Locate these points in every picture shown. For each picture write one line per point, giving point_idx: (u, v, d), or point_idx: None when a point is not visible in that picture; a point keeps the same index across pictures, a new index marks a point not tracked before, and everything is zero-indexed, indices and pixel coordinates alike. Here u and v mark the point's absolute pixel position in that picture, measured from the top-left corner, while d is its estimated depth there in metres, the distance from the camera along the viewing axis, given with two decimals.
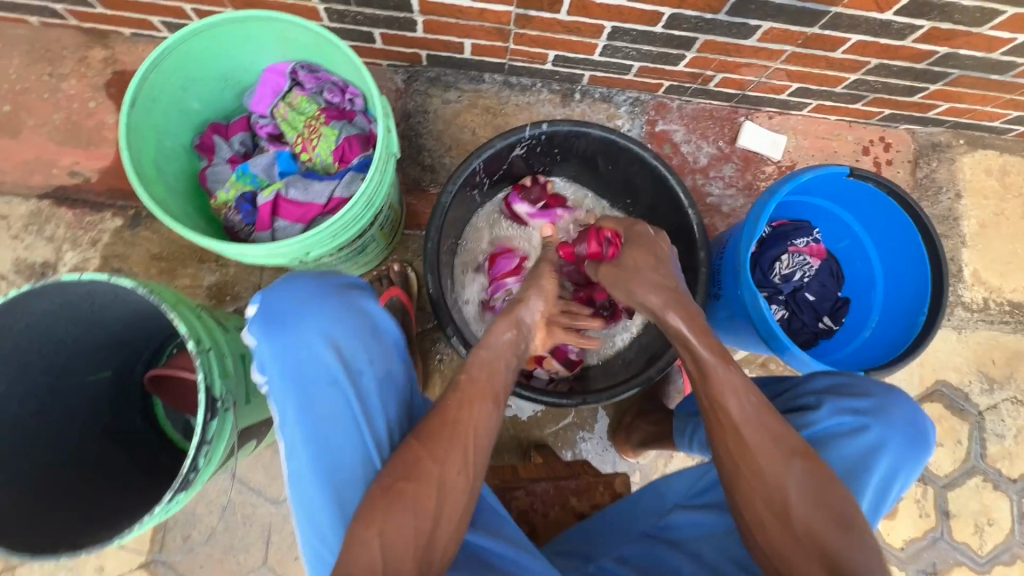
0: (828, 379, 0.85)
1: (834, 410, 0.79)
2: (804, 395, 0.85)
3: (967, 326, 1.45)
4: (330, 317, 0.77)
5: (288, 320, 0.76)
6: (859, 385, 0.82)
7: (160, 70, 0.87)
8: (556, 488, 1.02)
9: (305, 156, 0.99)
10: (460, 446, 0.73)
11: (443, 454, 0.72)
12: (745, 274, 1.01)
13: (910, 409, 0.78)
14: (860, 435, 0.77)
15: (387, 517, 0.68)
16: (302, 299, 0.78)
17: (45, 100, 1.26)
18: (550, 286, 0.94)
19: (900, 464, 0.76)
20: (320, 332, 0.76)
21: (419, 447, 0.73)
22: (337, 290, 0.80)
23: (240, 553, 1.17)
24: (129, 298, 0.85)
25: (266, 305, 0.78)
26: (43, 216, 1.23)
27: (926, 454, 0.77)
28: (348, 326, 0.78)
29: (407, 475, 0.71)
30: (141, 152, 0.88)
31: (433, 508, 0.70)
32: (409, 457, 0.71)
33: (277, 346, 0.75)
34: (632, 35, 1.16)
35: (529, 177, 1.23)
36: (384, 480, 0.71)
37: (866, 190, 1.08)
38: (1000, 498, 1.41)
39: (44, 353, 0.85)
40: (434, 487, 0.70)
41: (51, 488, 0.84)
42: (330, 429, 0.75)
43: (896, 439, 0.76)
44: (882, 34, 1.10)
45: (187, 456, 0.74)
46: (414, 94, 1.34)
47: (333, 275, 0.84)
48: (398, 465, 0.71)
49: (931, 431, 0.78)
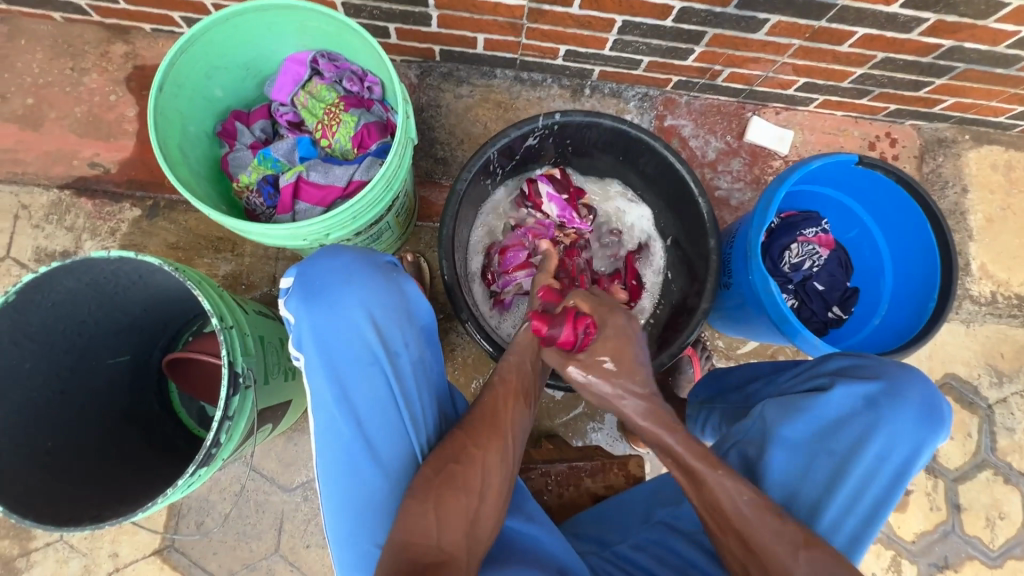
0: (844, 360, 0.86)
1: (848, 391, 0.80)
2: (819, 375, 0.86)
3: (975, 320, 1.45)
4: (367, 296, 0.78)
5: (320, 295, 0.77)
6: (875, 367, 0.82)
7: (187, 56, 0.90)
8: (570, 468, 1.05)
9: (325, 142, 1.02)
10: (501, 439, 0.76)
11: (489, 442, 0.75)
12: (756, 260, 1.02)
13: (928, 389, 0.78)
14: (873, 416, 0.78)
15: (439, 495, 0.70)
16: (335, 275, 0.78)
17: (67, 94, 1.28)
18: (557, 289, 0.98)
19: (917, 445, 0.76)
20: (357, 310, 0.77)
21: (466, 436, 0.75)
22: (373, 267, 0.81)
23: (253, 540, 1.18)
24: (152, 278, 0.87)
25: (299, 280, 0.79)
26: (63, 206, 1.26)
27: (943, 436, 0.77)
28: (388, 307, 0.79)
29: (457, 458, 0.73)
30: (168, 135, 0.91)
31: (479, 490, 0.72)
32: (457, 444, 0.74)
33: (311, 321, 0.76)
34: (642, 30, 1.19)
35: (557, 168, 1.26)
36: (433, 461, 0.73)
37: (875, 178, 1.09)
38: (1011, 491, 1.40)
39: (67, 333, 0.86)
40: (481, 472, 0.73)
41: (73, 466, 0.85)
42: (368, 407, 0.76)
43: (913, 419, 0.76)
44: (888, 27, 1.12)
45: (210, 429, 0.75)
46: (427, 89, 1.37)
47: (372, 253, 0.85)
48: (446, 452, 0.74)
49: (948, 413, 0.78)
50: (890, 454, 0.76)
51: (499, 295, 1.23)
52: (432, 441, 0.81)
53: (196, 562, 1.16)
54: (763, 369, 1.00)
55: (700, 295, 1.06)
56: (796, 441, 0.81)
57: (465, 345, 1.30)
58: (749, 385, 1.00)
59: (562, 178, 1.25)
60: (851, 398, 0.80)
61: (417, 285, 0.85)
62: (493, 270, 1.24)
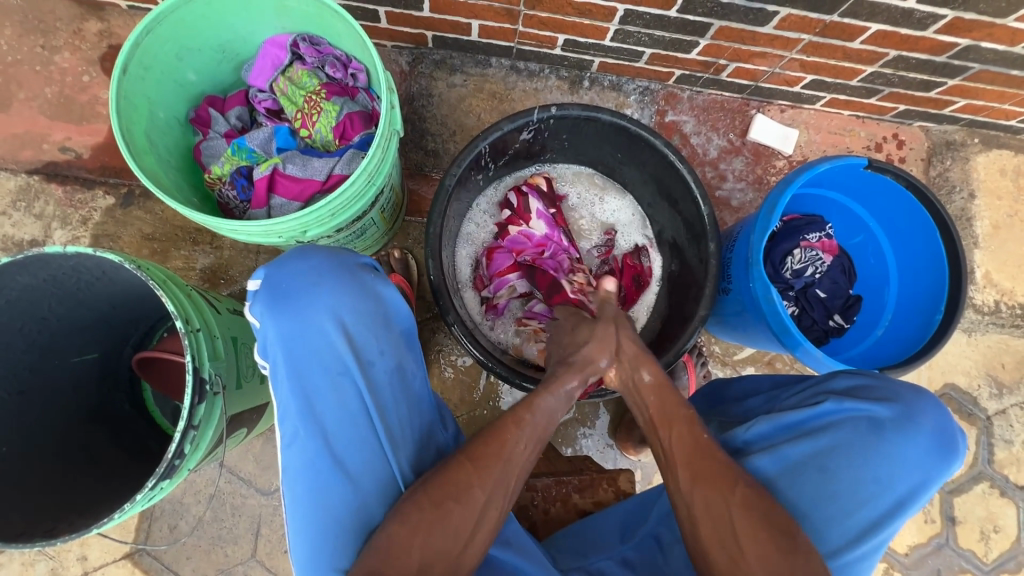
0: (852, 380, 0.82)
1: (851, 410, 0.77)
2: (820, 393, 0.82)
3: (977, 329, 1.42)
4: (342, 302, 0.73)
5: (292, 299, 0.72)
6: (887, 387, 0.78)
7: (154, 35, 0.83)
8: (557, 484, 0.99)
9: (305, 132, 0.96)
10: (505, 477, 0.72)
11: (490, 480, 0.71)
12: (757, 267, 0.97)
13: (940, 416, 0.74)
14: (879, 441, 0.73)
15: (430, 528, 0.67)
16: (306, 278, 0.73)
17: (37, 73, 1.21)
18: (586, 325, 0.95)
19: (924, 476, 0.72)
20: (330, 317, 0.72)
21: (472, 469, 0.70)
22: (349, 272, 0.76)
23: (229, 545, 1.14)
24: (116, 274, 0.81)
25: (267, 282, 0.74)
26: (33, 192, 1.19)
27: (955, 467, 0.73)
28: (363, 313, 0.74)
29: (457, 496, 0.69)
30: (132, 121, 0.85)
31: (469, 528, 0.69)
32: (462, 479, 0.69)
33: (280, 327, 0.71)
34: (645, 20, 1.13)
35: (541, 177, 1.21)
36: (431, 490, 0.68)
37: (883, 183, 1.04)
38: (1006, 504, 1.38)
39: (26, 331, 0.81)
40: (478, 509, 0.69)
41: (29, 474, 0.80)
42: (340, 419, 0.72)
43: (922, 447, 0.72)
44: (903, 23, 1.07)
45: (173, 441, 0.70)
46: (418, 77, 1.31)
47: (346, 254, 0.79)
48: (443, 484, 0.69)
49: (962, 442, 0.73)
50: (891, 482, 0.72)
51: (490, 299, 1.17)
52: (411, 456, 0.77)
53: (169, 566, 1.12)
54: (763, 385, 0.96)
55: (699, 300, 1.01)
56: (800, 460, 0.76)
57: (453, 346, 1.25)
58: (750, 398, 0.95)
59: (547, 189, 1.20)
60: (855, 418, 0.76)
61: (393, 288, 0.80)
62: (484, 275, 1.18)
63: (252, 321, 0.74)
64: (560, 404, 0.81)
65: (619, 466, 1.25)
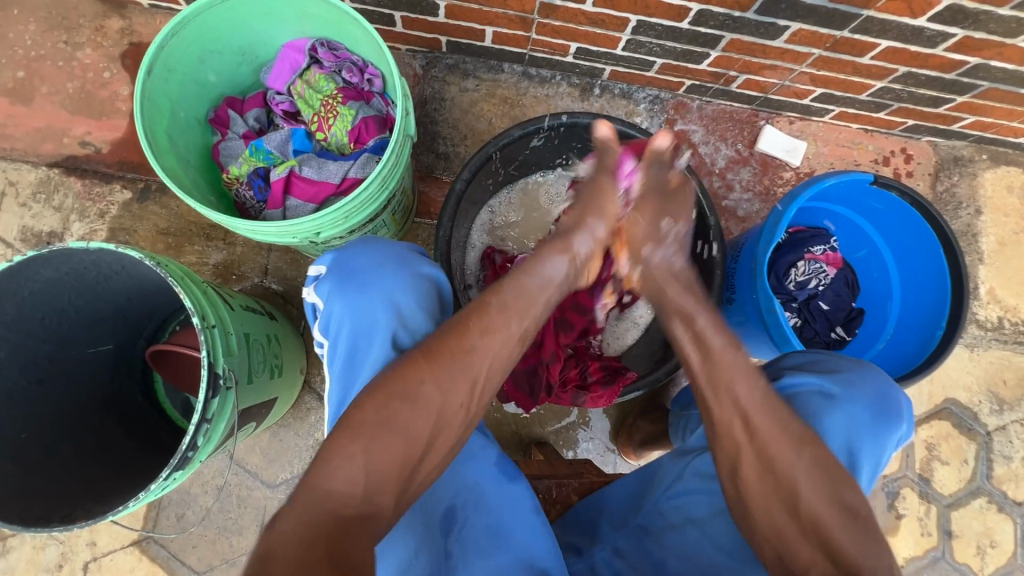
0: (800, 357, 0.84)
1: (800, 383, 0.78)
2: (777, 371, 0.83)
3: (979, 345, 1.42)
4: (404, 283, 0.76)
5: (360, 278, 0.75)
6: (830, 362, 0.80)
7: (179, 38, 0.86)
8: (557, 486, 1.00)
9: (321, 135, 0.98)
10: (464, 377, 0.69)
11: (445, 379, 0.68)
12: (761, 279, 0.98)
13: (879, 383, 0.76)
14: (829, 409, 0.74)
15: (375, 437, 0.63)
16: (374, 259, 0.77)
17: (60, 68, 1.24)
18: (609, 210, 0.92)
19: (875, 440, 0.73)
20: (393, 296, 0.74)
21: (427, 367, 0.68)
22: (407, 256, 0.79)
23: (234, 535, 1.16)
24: (135, 269, 0.83)
25: (335, 263, 0.77)
26: (52, 184, 1.22)
27: (903, 428, 0.74)
28: (422, 293, 0.77)
29: (405, 395, 0.65)
30: (155, 120, 0.87)
31: (424, 434, 0.66)
32: (412, 377, 0.67)
33: (347, 303, 0.74)
34: (657, 31, 1.14)
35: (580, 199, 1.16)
36: (384, 388, 0.66)
37: (889, 199, 1.05)
38: (1003, 520, 1.39)
39: (46, 322, 0.83)
40: (434, 411, 0.67)
41: (47, 459, 0.82)
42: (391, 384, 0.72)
43: (864, 412, 0.74)
44: (913, 41, 1.08)
45: (187, 433, 0.72)
46: (431, 81, 1.33)
47: (400, 242, 0.83)
48: (394, 386, 0.66)
49: (904, 405, 0.75)
50: (851, 447, 0.73)
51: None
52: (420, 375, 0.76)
53: (176, 555, 1.15)
54: None
55: None
56: None
57: None
58: None
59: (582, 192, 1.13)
60: (804, 391, 0.77)
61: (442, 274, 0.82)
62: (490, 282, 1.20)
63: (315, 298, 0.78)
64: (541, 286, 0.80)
65: (618, 470, 1.27)
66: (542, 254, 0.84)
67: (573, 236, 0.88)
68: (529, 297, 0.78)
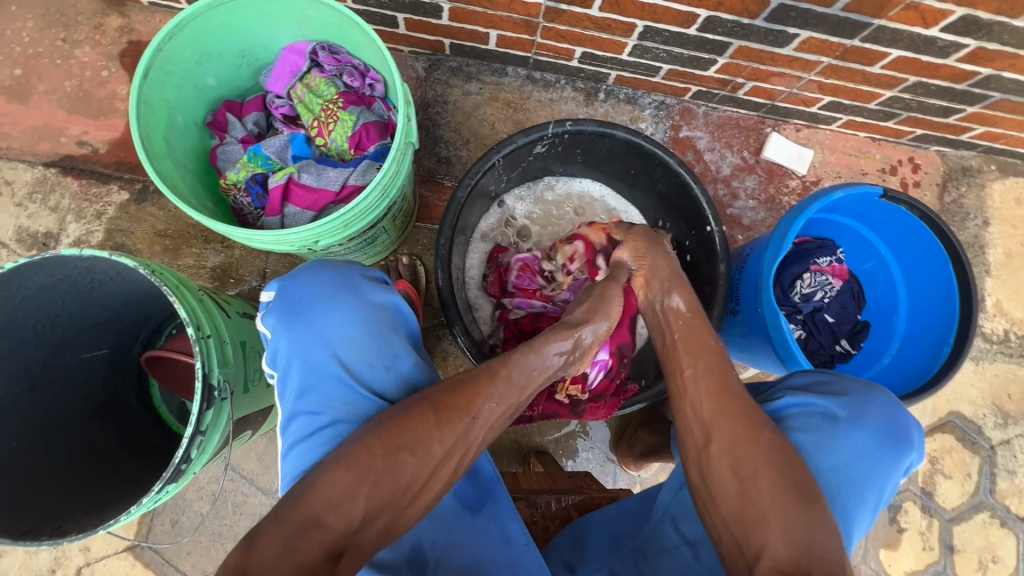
0: (806, 376, 0.82)
1: (804, 404, 0.77)
2: (782, 389, 0.82)
3: (984, 358, 1.41)
4: (356, 316, 0.75)
5: (304, 309, 0.74)
6: (838, 383, 0.79)
7: (177, 40, 0.84)
8: (558, 502, 0.99)
9: (320, 141, 0.97)
10: (467, 436, 0.70)
11: (450, 435, 0.68)
12: (767, 292, 0.97)
13: (889, 409, 0.75)
14: (833, 434, 0.73)
15: (379, 481, 0.64)
16: (320, 290, 0.75)
17: (58, 66, 1.22)
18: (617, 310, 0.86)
19: (878, 465, 0.72)
20: (343, 328, 0.74)
21: (435, 421, 0.68)
22: (356, 284, 0.78)
23: (229, 542, 1.15)
24: (130, 275, 0.82)
25: (280, 294, 0.77)
26: (49, 184, 1.20)
27: (909, 455, 0.74)
28: (377, 324, 0.75)
29: (412, 449, 0.66)
30: (152, 125, 0.85)
31: (419, 482, 0.67)
32: (419, 429, 0.67)
33: (291, 336, 0.74)
34: (664, 37, 1.12)
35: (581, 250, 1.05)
36: (385, 439, 0.66)
37: (897, 213, 1.04)
38: (1006, 535, 1.37)
39: (39, 328, 0.82)
40: (429, 467, 0.67)
41: (37, 468, 0.81)
42: (341, 423, 0.72)
43: (870, 439, 0.73)
44: (924, 51, 1.06)
45: (180, 446, 0.71)
46: (434, 84, 1.31)
47: (356, 267, 0.81)
48: (399, 437, 0.66)
49: (914, 433, 0.74)
50: (852, 472, 0.72)
51: (504, 309, 1.17)
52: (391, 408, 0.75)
53: (170, 561, 1.14)
54: None
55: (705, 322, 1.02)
56: None
57: (458, 353, 1.26)
58: None
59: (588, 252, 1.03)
60: (807, 412, 0.76)
61: (399, 299, 0.80)
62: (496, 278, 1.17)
63: (265, 329, 0.77)
64: (543, 369, 0.78)
65: (618, 482, 1.25)
66: (545, 335, 0.81)
67: (584, 327, 0.83)
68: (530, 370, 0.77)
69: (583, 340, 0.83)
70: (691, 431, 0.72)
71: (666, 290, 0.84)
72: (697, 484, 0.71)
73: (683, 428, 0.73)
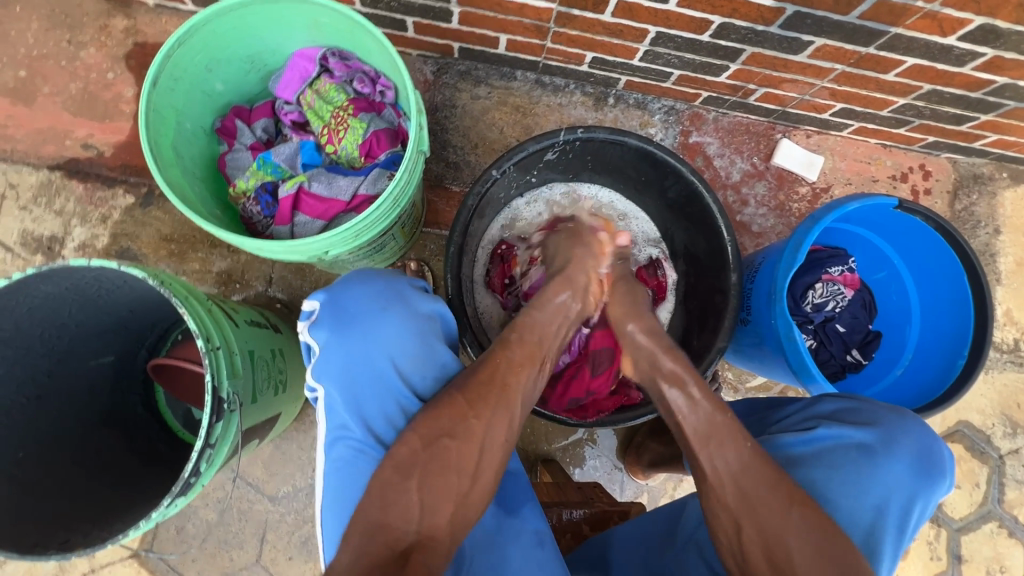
0: (836, 403, 0.81)
1: (837, 435, 0.76)
2: (809, 418, 0.81)
3: (994, 367, 1.40)
4: (408, 327, 0.74)
5: (357, 322, 0.73)
6: (869, 411, 0.78)
7: (186, 46, 0.83)
8: (569, 515, 0.98)
9: (330, 148, 0.96)
10: (505, 412, 0.73)
11: (488, 416, 0.72)
12: (781, 303, 0.96)
13: (922, 437, 0.74)
14: (868, 465, 0.72)
15: (428, 475, 0.67)
16: (373, 302, 0.74)
17: (63, 68, 1.21)
18: (594, 243, 1.00)
19: (914, 496, 0.71)
20: (400, 340, 0.73)
21: (466, 407, 0.71)
22: (405, 294, 0.77)
23: (234, 549, 1.14)
24: (138, 284, 0.81)
25: (330, 306, 0.75)
26: (54, 187, 1.19)
27: (943, 485, 0.73)
28: (426, 335, 0.75)
29: (451, 433, 0.69)
30: (160, 133, 0.84)
31: (473, 467, 0.69)
32: (456, 416, 0.70)
33: (343, 348, 0.72)
34: (676, 42, 1.11)
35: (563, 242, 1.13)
36: (426, 431, 0.69)
37: (912, 223, 1.03)
38: (1014, 545, 1.37)
39: (46, 337, 0.81)
40: (478, 449, 0.70)
41: (45, 478, 0.80)
42: (397, 430, 0.73)
43: (906, 470, 0.72)
44: (940, 59, 1.04)
45: (189, 460, 0.70)
46: (442, 87, 1.30)
47: (399, 276, 0.80)
48: (445, 424, 0.69)
49: (946, 460, 0.73)
50: (887, 504, 0.71)
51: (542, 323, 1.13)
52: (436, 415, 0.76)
53: (176, 569, 1.13)
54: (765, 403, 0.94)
55: (717, 332, 1.00)
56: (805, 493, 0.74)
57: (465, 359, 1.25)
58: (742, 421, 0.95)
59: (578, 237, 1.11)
60: (841, 442, 0.75)
61: (443, 307, 0.80)
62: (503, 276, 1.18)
63: (309, 339, 0.75)
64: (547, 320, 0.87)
65: (625, 490, 1.25)
66: (545, 290, 0.91)
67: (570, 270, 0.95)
68: (541, 327, 0.86)
69: (578, 280, 0.94)
70: (722, 440, 0.74)
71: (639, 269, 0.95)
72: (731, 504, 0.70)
73: (716, 451, 0.73)
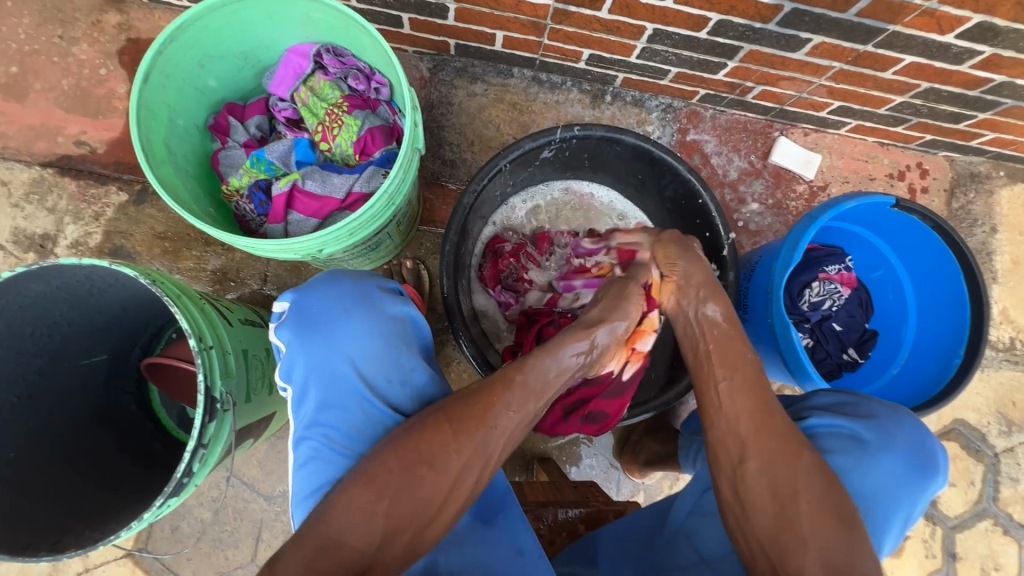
0: (831, 396, 0.81)
1: (831, 426, 0.76)
2: (804, 410, 0.81)
3: (990, 365, 1.40)
4: (374, 330, 0.74)
5: (322, 325, 0.73)
6: (865, 405, 0.78)
7: (178, 42, 0.82)
8: (564, 514, 0.98)
9: (324, 145, 0.95)
10: (485, 450, 0.68)
11: (468, 448, 0.67)
12: (778, 302, 0.95)
13: (915, 432, 0.74)
14: (862, 458, 0.72)
15: (396, 497, 0.64)
16: (337, 304, 0.74)
17: (54, 64, 1.20)
18: (633, 302, 0.80)
19: (905, 490, 0.72)
20: (361, 343, 0.73)
21: (451, 435, 0.67)
22: (372, 297, 0.77)
23: (229, 548, 1.14)
24: (130, 282, 0.80)
25: (295, 307, 0.75)
26: (46, 184, 1.18)
27: (938, 481, 0.72)
28: (392, 338, 0.75)
29: (429, 463, 0.66)
30: (152, 130, 0.84)
31: (440, 497, 0.66)
32: (437, 444, 0.66)
33: (308, 351, 0.73)
34: (674, 40, 1.10)
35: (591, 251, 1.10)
36: (400, 456, 0.66)
37: (909, 222, 1.02)
38: (1008, 543, 1.37)
39: (37, 336, 0.80)
40: (450, 480, 0.66)
41: (36, 479, 0.79)
42: (360, 434, 0.72)
43: (899, 463, 0.72)
44: (938, 57, 1.04)
45: (182, 460, 0.69)
46: (439, 85, 1.29)
47: (371, 278, 0.81)
48: (421, 452, 0.66)
49: (941, 456, 0.73)
50: (877, 497, 0.72)
51: (557, 292, 1.12)
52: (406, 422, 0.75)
53: (170, 568, 1.13)
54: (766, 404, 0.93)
55: None
56: None
57: (460, 358, 1.24)
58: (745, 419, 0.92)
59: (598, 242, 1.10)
60: (835, 433, 0.75)
61: (414, 310, 0.79)
62: (547, 254, 1.16)
63: (277, 340, 0.75)
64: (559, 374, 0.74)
65: (621, 489, 1.24)
66: (559, 340, 0.76)
67: (598, 325, 0.78)
68: (546, 383, 0.73)
69: (601, 339, 0.77)
70: (725, 442, 0.70)
71: (700, 299, 0.79)
72: (729, 501, 0.69)
73: (718, 448, 0.70)
